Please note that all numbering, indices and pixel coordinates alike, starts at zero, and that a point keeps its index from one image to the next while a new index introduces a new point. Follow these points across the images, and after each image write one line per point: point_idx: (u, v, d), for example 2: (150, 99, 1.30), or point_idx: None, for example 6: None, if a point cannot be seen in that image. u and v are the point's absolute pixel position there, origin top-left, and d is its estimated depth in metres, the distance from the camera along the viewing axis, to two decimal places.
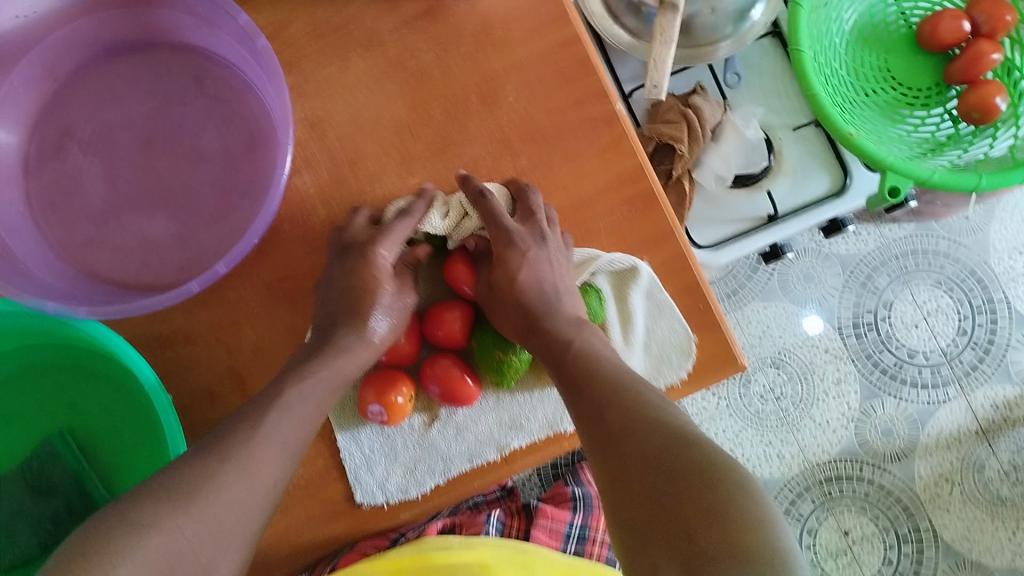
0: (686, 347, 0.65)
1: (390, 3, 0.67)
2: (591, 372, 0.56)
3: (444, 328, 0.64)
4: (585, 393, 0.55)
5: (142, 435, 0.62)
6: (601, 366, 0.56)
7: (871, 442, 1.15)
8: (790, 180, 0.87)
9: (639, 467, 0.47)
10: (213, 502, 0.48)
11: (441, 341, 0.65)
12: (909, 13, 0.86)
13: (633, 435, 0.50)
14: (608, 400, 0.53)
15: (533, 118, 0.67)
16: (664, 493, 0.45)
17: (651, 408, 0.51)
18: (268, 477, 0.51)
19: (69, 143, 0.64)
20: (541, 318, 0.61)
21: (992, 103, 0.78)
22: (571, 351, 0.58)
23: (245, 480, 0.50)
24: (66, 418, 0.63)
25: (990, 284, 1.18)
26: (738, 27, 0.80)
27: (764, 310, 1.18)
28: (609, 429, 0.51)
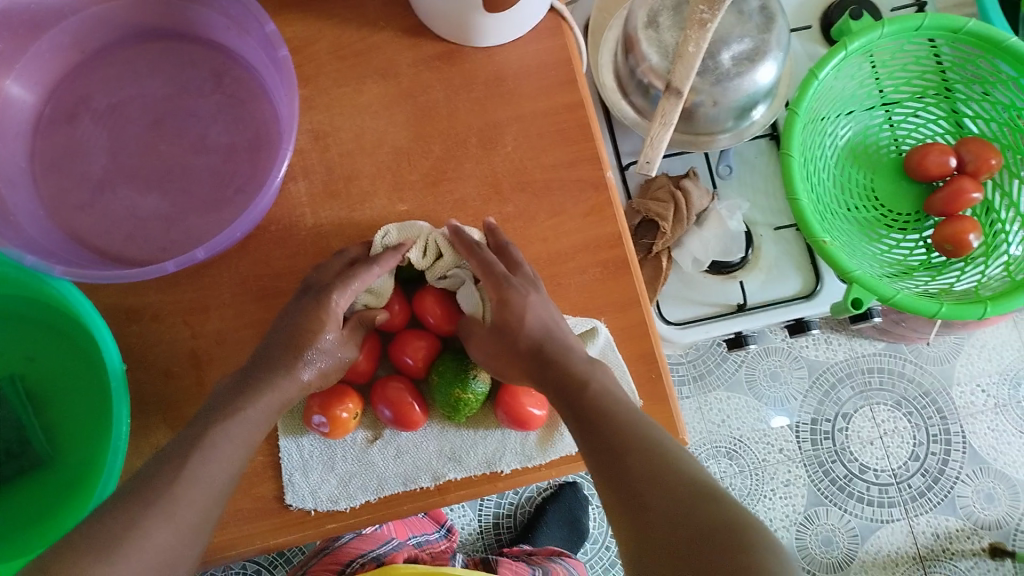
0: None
1: (413, 40, 0.71)
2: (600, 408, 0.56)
3: (410, 354, 0.66)
4: (595, 412, 0.57)
5: (95, 406, 0.64)
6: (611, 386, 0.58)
7: (809, 548, 1.17)
8: (764, 276, 0.90)
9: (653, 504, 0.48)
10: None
11: (404, 367, 0.67)
12: (902, 141, 0.91)
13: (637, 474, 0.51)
14: (615, 435, 0.54)
15: (526, 170, 0.70)
16: (678, 535, 0.46)
17: (660, 448, 0.52)
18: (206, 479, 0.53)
19: (83, 112, 0.68)
20: (556, 354, 0.61)
21: (964, 238, 0.81)
22: (578, 383, 0.59)
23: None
24: (19, 365, 0.64)
25: (948, 414, 1.20)
26: (737, 123, 0.84)
27: (727, 400, 1.20)
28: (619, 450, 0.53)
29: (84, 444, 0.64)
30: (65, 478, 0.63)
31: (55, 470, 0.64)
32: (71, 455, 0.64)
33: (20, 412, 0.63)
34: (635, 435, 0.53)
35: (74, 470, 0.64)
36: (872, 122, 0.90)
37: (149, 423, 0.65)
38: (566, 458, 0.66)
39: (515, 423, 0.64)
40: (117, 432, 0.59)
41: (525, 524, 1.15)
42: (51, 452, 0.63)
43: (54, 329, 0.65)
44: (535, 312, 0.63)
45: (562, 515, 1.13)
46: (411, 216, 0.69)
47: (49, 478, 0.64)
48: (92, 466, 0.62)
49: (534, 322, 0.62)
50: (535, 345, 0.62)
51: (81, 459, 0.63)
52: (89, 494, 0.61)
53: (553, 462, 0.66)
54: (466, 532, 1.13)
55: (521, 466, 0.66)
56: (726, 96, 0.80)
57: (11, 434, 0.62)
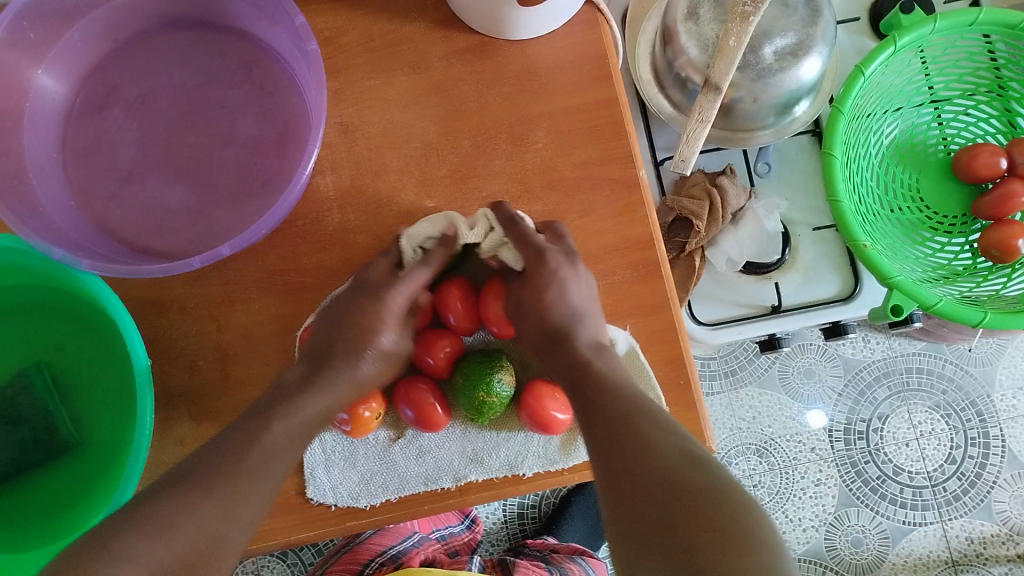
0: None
1: (444, 32, 0.70)
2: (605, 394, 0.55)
3: (433, 355, 0.66)
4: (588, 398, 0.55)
5: (122, 395, 0.64)
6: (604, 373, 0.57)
7: (838, 549, 1.14)
8: (800, 277, 0.88)
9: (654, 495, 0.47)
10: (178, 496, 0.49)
11: (427, 368, 0.66)
12: (951, 140, 0.88)
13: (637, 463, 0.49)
14: (618, 421, 0.52)
15: (557, 168, 0.68)
16: (680, 527, 0.44)
17: (664, 435, 0.51)
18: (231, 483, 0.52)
19: (113, 102, 0.67)
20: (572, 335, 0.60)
21: (1013, 244, 0.78)
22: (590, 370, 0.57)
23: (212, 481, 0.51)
24: (48, 353, 0.64)
25: (988, 418, 1.16)
26: (779, 119, 0.81)
27: (759, 397, 1.18)
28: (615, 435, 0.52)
29: (111, 431, 0.64)
30: (92, 464, 0.64)
31: (82, 456, 0.64)
32: (98, 441, 0.64)
33: (48, 399, 0.63)
34: (640, 421, 0.52)
35: (101, 457, 0.64)
36: (919, 119, 0.87)
37: (175, 416, 0.65)
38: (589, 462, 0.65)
39: (538, 426, 0.63)
40: (143, 421, 0.60)
41: (549, 516, 1.13)
42: (80, 439, 0.64)
43: (81, 317, 0.65)
44: (564, 285, 0.61)
45: (587, 505, 1.13)
46: (439, 213, 0.68)
47: (77, 464, 0.64)
48: (119, 454, 0.63)
49: (558, 294, 0.61)
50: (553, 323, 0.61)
51: (109, 446, 0.64)
52: (116, 481, 0.61)
53: (576, 467, 0.65)
54: (491, 521, 1.13)
55: (543, 469, 0.65)
56: (767, 91, 0.77)
57: (40, 421, 0.62)
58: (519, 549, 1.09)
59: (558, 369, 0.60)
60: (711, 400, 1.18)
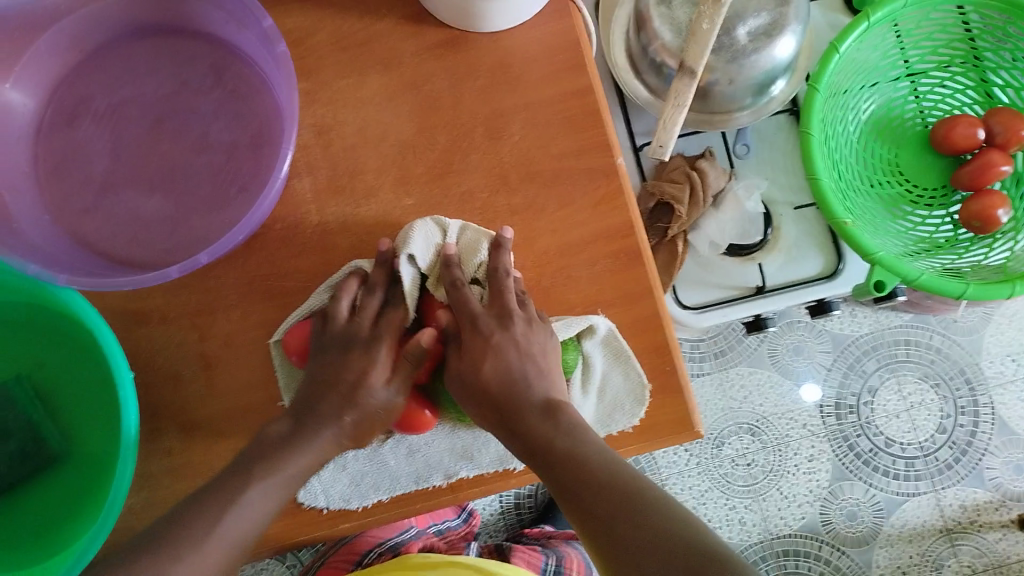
0: (639, 396, 0.66)
1: (415, 27, 0.69)
2: (578, 453, 0.56)
3: (412, 364, 0.65)
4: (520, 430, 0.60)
5: (104, 403, 0.64)
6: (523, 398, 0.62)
7: (833, 523, 1.14)
8: (783, 257, 0.88)
9: (641, 543, 0.49)
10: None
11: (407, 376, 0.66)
12: (928, 112, 0.87)
13: (621, 513, 0.51)
14: (574, 459, 0.56)
15: (535, 160, 0.68)
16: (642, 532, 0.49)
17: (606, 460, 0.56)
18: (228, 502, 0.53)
19: (83, 113, 0.66)
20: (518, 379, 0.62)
21: (993, 215, 0.79)
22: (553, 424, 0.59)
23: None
24: (31, 368, 0.64)
25: (977, 386, 1.17)
26: (756, 100, 0.81)
27: (749, 374, 1.18)
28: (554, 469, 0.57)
29: (98, 442, 0.64)
30: (79, 476, 0.63)
31: (71, 468, 0.64)
32: (85, 453, 0.64)
33: (32, 411, 0.63)
34: (591, 456, 0.56)
35: (87, 470, 0.64)
36: (896, 94, 0.86)
37: (162, 427, 0.65)
38: None
39: None
40: (128, 428, 0.59)
41: (546, 504, 1.14)
42: (68, 449, 0.64)
43: (60, 331, 0.64)
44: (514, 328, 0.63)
45: None
46: (418, 211, 0.68)
47: (66, 475, 0.64)
48: (107, 463, 0.62)
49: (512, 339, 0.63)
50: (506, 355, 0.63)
51: (96, 456, 0.63)
52: (105, 492, 0.61)
53: None
54: (487, 511, 1.13)
55: None
56: (742, 73, 0.77)
57: (26, 434, 0.62)
58: (517, 538, 1.09)
59: (516, 420, 0.61)
60: (701, 381, 1.19)
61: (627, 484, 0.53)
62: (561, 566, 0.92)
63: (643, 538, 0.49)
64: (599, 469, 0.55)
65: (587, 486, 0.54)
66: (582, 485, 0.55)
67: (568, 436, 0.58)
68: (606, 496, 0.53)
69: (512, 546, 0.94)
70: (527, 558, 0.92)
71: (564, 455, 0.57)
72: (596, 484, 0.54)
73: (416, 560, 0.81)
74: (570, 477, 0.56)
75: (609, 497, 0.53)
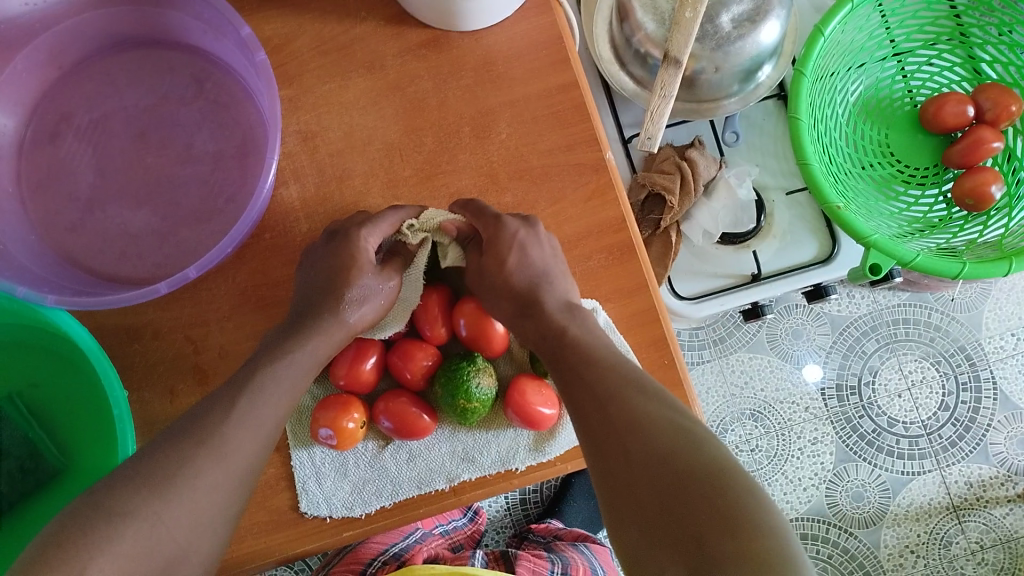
0: None
1: (396, 29, 0.68)
2: (612, 395, 0.52)
3: (410, 367, 0.65)
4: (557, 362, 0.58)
5: (99, 417, 0.63)
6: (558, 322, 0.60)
7: (839, 505, 1.14)
8: (777, 243, 0.88)
9: (642, 482, 0.46)
10: (190, 492, 0.48)
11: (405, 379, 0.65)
12: (916, 92, 0.87)
13: (630, 441, 0.49)
14: (607, 388, 0.53)
15: (524, 157, 0.67)
16: (658, 469, 0.46)
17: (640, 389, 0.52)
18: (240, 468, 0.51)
19: (66, 129, 0.66)
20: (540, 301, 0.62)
21: (987, 191, 0.78)
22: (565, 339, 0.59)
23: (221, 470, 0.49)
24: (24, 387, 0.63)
25: (977, 362, 1.17)
26: (743, 86, 0.81)
27: (749, 361, 1.18)
28: (586, 396, 0.54)
29: (95, 456, 0.63)
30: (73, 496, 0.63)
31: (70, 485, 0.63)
32: (79, 474, 0.63)
33: (29, 428, 0.63)
34: (623, 386, 0.53)
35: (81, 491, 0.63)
36: (884, 74, 0.86)
37: None
38: (575, 447, 0.66)
39: (526, 423, 0.63)
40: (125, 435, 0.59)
41: (552, 499, 1.13)
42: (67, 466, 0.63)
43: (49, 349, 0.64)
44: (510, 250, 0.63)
45: (587, 487, 1.13)
46: None
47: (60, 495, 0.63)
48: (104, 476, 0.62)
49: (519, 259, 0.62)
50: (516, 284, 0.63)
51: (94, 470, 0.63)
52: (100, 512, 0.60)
53: (568, 455, 0.66)
54: (494, 510, 1.12)
55: (536, 461, 0.65)
56: (728, 60, 0.76)
57: (23, 450, 0.62)
58: (525, 535, 1.09)
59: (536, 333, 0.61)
60: (702, 369, 1.18)
61: (653, 435, 0.48)
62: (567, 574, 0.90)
63: (650, 478, 0.46)
64: (614, 394, 0.52)
65: (598, 415, 0.52)
66: (609, 434, 0.50)
67: (587, 357, 0.56)
68: (616, 426, 0.50)
69: (517, 555, 0.93)
70: (533, 567, 0.90)
71: (583, 378, 0.55)
72: (608, 411, 0.51)
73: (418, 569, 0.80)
74: (587, 398, 0.54)
75: (619, 427, 0.50)
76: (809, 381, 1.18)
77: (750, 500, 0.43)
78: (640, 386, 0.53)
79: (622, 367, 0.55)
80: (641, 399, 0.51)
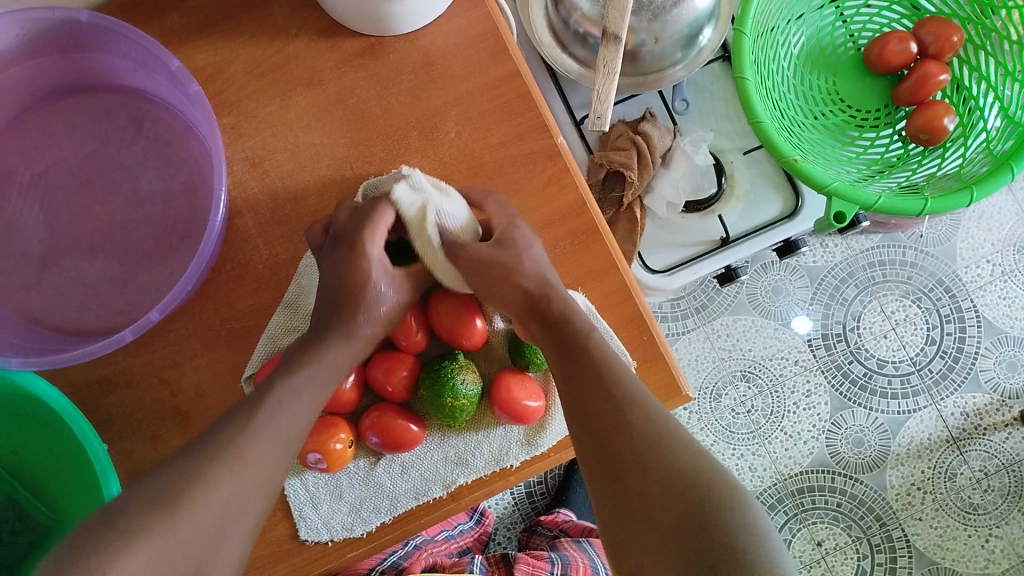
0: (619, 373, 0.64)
1: (330, 42, 0.68)
2: (622, 408, 0.51)
3: (391, 381, 0.64)
4: (568, 364, 0.55)
5: (76, 464, 0.61)
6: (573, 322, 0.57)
7: (841, 453, 1.15)
8: (742, 205, 0.88)
9: (642, 520, 0.45)
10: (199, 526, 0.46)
11: (386, 394, 0.65)
12: (858, 34, 0.87)
13: (647, 455, 0.47)
14: (613, 401, 0.51)
15: (476, 153, 0.67)
16: (674, 487, 0.45)
17: (648, 405, 0.51)
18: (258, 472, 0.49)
19: (9, 188, 0.65)
20: (547, 304, 0.58)
21: (940, 124, 0.78)
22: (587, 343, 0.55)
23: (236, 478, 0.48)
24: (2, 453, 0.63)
25: (957, 293, 1.18)
26: (687, 52, 0.80)
27: (733, 323, 1.18)
28: (592, 406, 0.52)
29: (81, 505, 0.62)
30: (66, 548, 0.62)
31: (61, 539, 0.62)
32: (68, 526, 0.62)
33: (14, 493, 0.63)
34: (633, 399, 0.51)
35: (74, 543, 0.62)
36: (824, 21, 0.86)
37: None
38: (567, 435, 0.65)
39: (514, 419, 0.63)
40: (102, 476, 0.59)
41: (557, 488, 1.13)
42: (55, 521, 0.62)
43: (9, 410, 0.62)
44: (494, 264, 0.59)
45: None
46: None
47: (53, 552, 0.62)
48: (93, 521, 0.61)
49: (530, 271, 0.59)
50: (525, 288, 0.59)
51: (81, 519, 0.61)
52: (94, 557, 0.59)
53: (561, 445, 0.65)
54: (501, 507, 1.13)
55: (530, 455, 0.65)
56: (667, 29, 0.76)
57: (9, 513, 0.62)
58: (534, 528, 1.09)
59: (549, 338, 0.57)
60: (687, 338, 1.18)
61: (669, 455, 0.47)
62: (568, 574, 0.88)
63: (661, 497, 0.45)
64: (614, 413, 0.51)
65: (597, 437, 0.51)
66: (612, 450, 0.49)
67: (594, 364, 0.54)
68: (616, 452, 0.49)
69: (516, 557, 0.92)
70: (532, 569, 0.89)
71: (581, 394, 0.53)
72: (609, 435, 0.50)
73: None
74: (586, 416, 0.52)
75: (619, 453, 0.49)
76: (798, 332, 1.18)
77: (743, 546, 0.41)
78: (643, 404, 0.51)
79: (623, 379, 0.53)
80: (642, 420, 0.50)
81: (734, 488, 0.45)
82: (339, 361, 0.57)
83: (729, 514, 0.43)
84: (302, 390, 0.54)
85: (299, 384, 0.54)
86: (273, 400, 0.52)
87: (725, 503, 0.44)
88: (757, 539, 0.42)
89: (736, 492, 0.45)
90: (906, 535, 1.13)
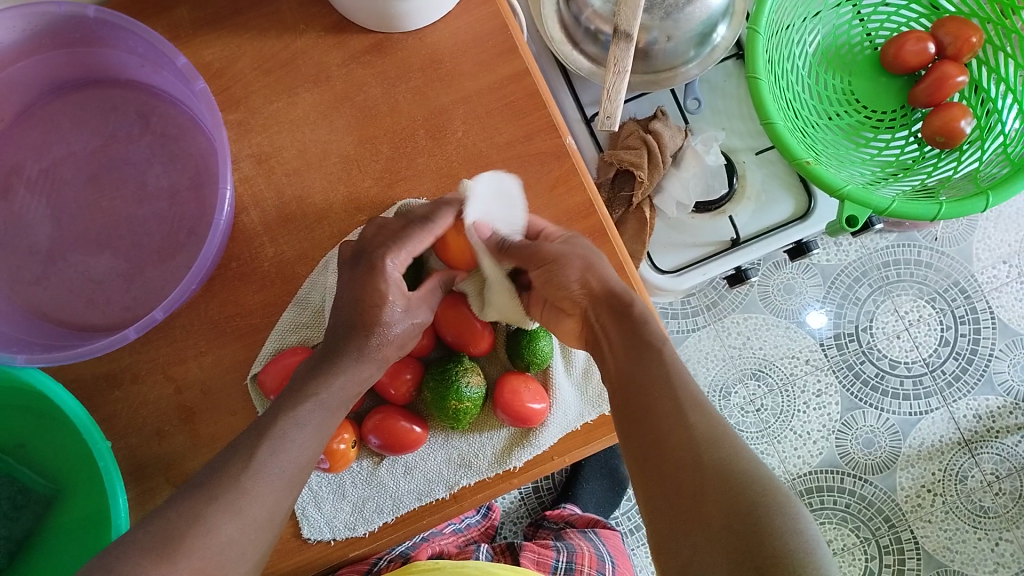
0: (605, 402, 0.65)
1: (337, 38, 0.67)
2: (680, 412, 0.49)
3: (395, 386, 0.64)
4: (638, 360, 0.54)
5: (83, 460, 0.62)
6: (644, 324, 0.56)
7: (850, 453, 1.14)
8: (754, 205, 0.87)
9: (692, 518, 0.44)
10: (202, 548, 0.45)
11: (390, 397, 0.65)
12: (876, 34, 0.86)
13: (705, 454, 0.46)
14: (671, 402, 0.50)
15: (483, 152, 0.66)
16: (731, 489, 0.43)
17: (706, 407, 0.49)
18: (257, 509, 0.48)
19: (17, 182, 0.65)
20: (631, 303, 0.57)
21: (956, 127, 0.77)
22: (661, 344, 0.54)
23: (231, 517, 0.47)
24: (9, 439, 0.63)
25: (973, 294, 1.16)
26: (700, 50, 0.79)
27: (744, 321, 1.17)
28: (650, 404, 0.51)
29: (85, 492, 0.62)
30: (67, 540, 0.62)
31: (62, 525, 0.62)
32: (69, 520, 0.62)
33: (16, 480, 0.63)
34: (697, 401, 0.50)
35: (73, 538, 0.62)
36: (840, 20, 0.85)
37: (153, 487, 0.63)
38: (571, 437, 0.65)
39: (517, 420, 0.62)
40: (112, 482, 0.59)
41: (563, 483, 1.13)
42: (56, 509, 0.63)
43: (21, 403, 0.63)
44: (571, 258, 0.59)
45: (598, 467, 1.13)
46: None
47: (54, 540, 0.63)
48: (99, 515, 0.61)
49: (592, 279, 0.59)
50: (609, 298, 0.58)
51: (85, 508, 0.62)
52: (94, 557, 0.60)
53: (564, 449, 0.65)
54: (507, 502, 1.13)
55: (532, 456, 0.64)
56: (679, 28, 0.75)
57: (10, 488, 0.60)
58: (540, 522, 1.08)
59: (623, 338, 0.56)
60: (698, 335, 1.17)
61: (723, 461, 0.45)
62: (573, 562, 0.88)
63: (715, 497, 0.44)
64: (673, 413, 0.49)
65: (651, 433, 0.49)
66: (662, 456, 0.48)
67: (660, 364, 0.53)
68: (663, 449, 0.48)
69: (524, 546, 0.91)
70: (539, 555, 0.89)
71: (636, 390, 0.52)
72: (663, 434, 0.49)
73: (422, 565, 0.77)
74: (642, 416, 0.51)
75: (672, 450, 0.47)
76: (813, 328, 1.17)
77: (794, 552, 0.40)
78: (703, 406, 0.49)
79: (679, 376, 0.52)
80: (703, 422, 0.48)
81: (786, 494, 0.43)
82: (339, 387, 0.55)
83: (781, 519, 0.41)
84: (309, 418, 0.53)
85: (305, 414, 0.53)
86: (274, 433, 0.51)
87: (780, 507, 0.42)
88: (806, 546, 0.40)
89: (789, 498, 0.43)
90: (915, 537, 1.11)
